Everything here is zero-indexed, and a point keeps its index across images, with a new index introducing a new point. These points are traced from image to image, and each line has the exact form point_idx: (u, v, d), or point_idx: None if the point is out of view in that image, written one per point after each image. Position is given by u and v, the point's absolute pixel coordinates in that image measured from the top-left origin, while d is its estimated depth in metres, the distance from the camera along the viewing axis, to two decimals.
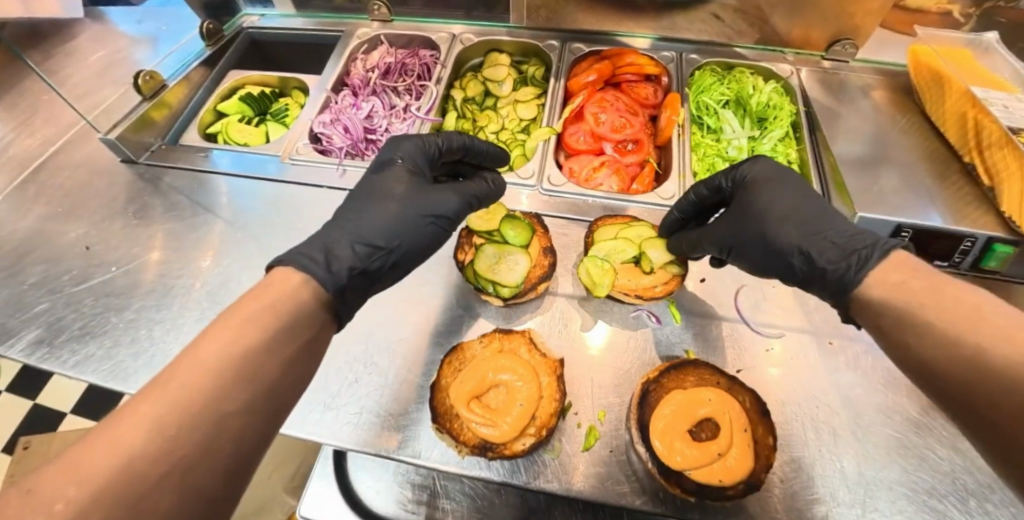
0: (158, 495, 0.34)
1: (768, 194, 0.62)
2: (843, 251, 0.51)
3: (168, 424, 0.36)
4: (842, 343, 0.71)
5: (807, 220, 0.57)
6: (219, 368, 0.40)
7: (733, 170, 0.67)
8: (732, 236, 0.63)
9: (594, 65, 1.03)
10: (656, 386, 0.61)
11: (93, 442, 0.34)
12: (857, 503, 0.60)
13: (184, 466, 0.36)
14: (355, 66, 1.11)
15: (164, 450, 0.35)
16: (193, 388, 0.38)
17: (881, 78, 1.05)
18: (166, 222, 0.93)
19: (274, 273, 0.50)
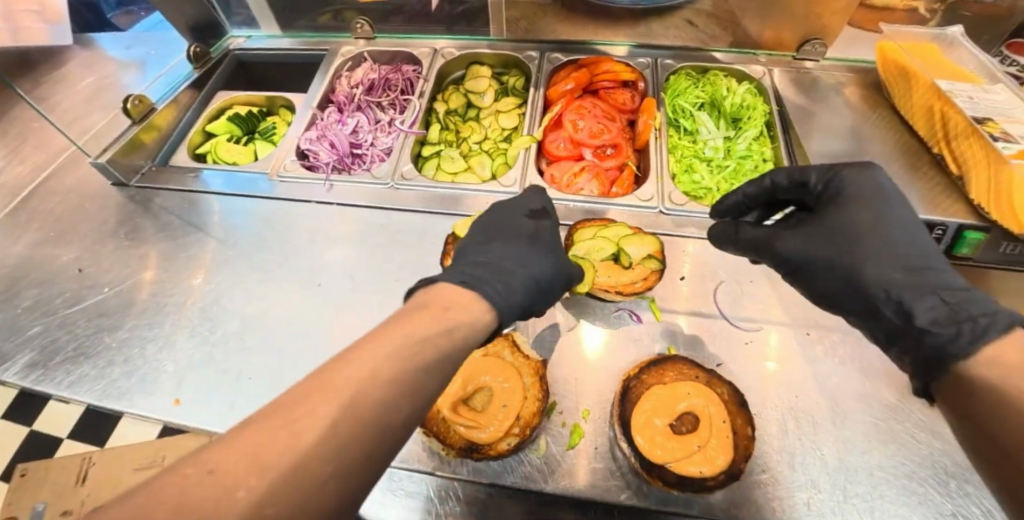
0: (323, 498, 0.32)
1: (875, 216, 0.59)
2: (953, 315, 0.48)
3: (343, 427, 0.34)
4: (819, 333, 0.73)
5: (919, 267, 0.55)
6: (389, 370, 0.38)
7: (830, 172, 0.65)
8: (808, 257, 0.62)
9: (571, 73, 1.06)
10: (637, 382, 0.63)
11: (277, 428, 0.32)
12: (837, 490, 0.61)
13: (348, 472, 0.33)
14: (340, 83, 1.13)
15: (337, 451, 0.33)
16: (366, 394, 0.36)
17: (854, 75, 1.07)
18: (157, 242, 0.95)
19: (444, 290, 0.49)
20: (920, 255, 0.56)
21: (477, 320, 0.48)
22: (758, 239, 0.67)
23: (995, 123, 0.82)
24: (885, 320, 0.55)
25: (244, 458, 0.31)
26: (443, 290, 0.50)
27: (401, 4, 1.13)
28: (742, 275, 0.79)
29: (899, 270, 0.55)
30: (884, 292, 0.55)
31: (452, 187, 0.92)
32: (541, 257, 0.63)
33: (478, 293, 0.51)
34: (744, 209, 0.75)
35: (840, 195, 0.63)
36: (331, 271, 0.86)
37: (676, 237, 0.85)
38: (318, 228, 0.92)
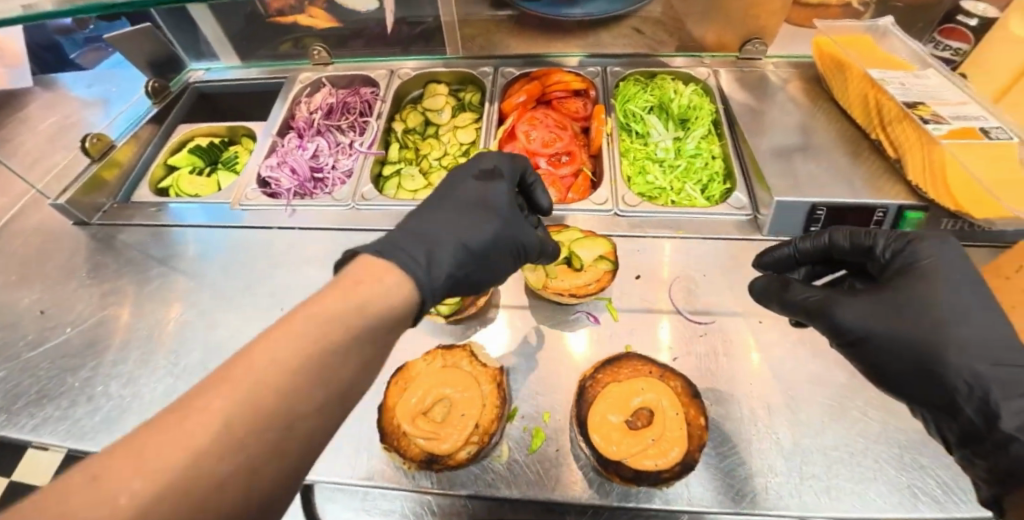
0: (219, 501, 0.31)
1: (954, 292, 0.54)
2: None
3: (241, 425, 0.33)
4: (771, 320, 0.76)
5: (1009, 361, 0.50)
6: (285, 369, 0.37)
7: (901, 239, 0.61)
8: (867, 326, 0.56)
9: (523, 86, 1.09)
10: (593, 381, 0.64)
11: (157, 435, 0.31)
12: (793, 472, 0.63)
13: (252, 465, 0.33)
14: (299, 109, 1.15)
15: (226, 452, 0.32)
16: (266, 387, 0.35)
17: (797, 71, 1.10)
18: (120, 278, 0.95)
19: (361, 265, 0.47)
20: (1002, 339, 0.51)
21: (392, 293, 0.46)
22: (815, 303, 0.60)
23: (925, 107, 0.86)
24: (954, 412, 0.51)
25: (132, 460, 0.30)
26: (373, 259, 0.48)
27: (360, 28, 1.17)
28: (692, 269, 0.82)
29: (988, 362, 0.50)
30: (965, 384, 0.50)
31: (412, 204, 0.94)
32: (487, 225, 0.60)
33: (395, 263, 0.48)
34: (790, 262, 0.70)
35: (916, 266, 0.58)
36: (295, 295, 0.86)
37: (632, 237, 0.87)
38: (281, 254, 0.92)
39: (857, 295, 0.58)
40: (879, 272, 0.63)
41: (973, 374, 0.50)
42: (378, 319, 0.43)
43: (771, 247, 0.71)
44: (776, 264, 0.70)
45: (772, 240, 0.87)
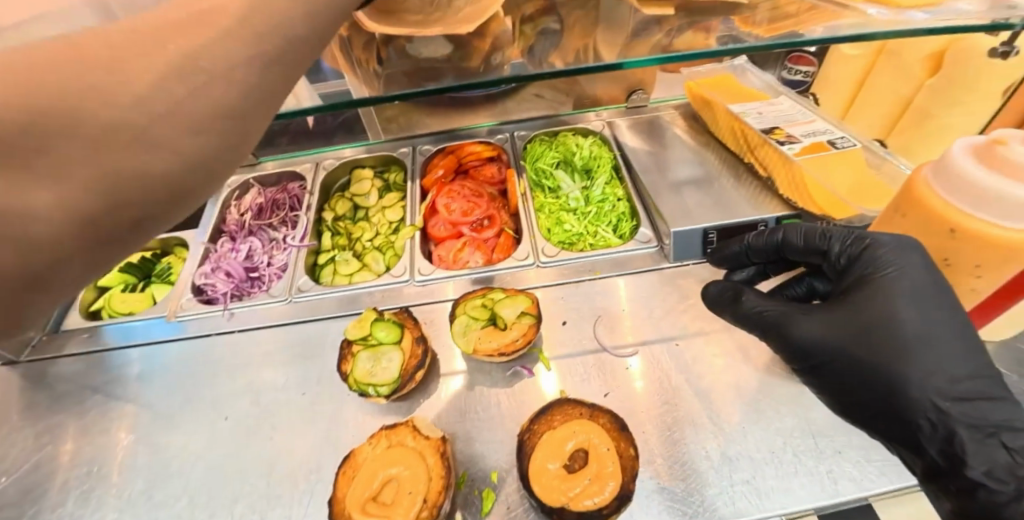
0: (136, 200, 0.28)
1: (922, 315, 0.54)
2: (1010, 468, 0.49)
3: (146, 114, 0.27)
4: (686, 341, 0.85)
5: (973, 395, 0.52)
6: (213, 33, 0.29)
7: (854, 243, 0.61)
8: (829, 353, 0.57)
9: (440, 161, 1.19)
10: (531, 432, 0.68)
11: (94, 55, 0.26)
12: (725, 481, 0.69)
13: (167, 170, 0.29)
14: (230, 212, 1.17)
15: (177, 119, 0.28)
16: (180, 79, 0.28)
17: (679, 110, 1.23)
18: (42, 415, 0.89)
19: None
20: (970, 368, 0.52)
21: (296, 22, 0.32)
22: (774, 321, 0.61)
23: (780, 130, 1.01)
24: (916, 446, 0.54)
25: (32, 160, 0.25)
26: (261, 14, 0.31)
27: (284, 126, 1.20)
28: (612, 306, 0.90)
29: (959, 401, 0.51)
30: (928, 421, 0.52)
31: (348, 288, 0.97)
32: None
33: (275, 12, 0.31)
34: (743, 258, 0.75)
35: (872, 276, 0.57)
36: (239, 400, 0.86)
37: (556, 287, 0.94)
38: (224, 360, 0.91)
39: (812, 311, 0.59)
40: (835, 275, 0.63)
41: (937, 410, 0.52)
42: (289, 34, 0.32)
43: (727, 243, 0.76)
44: (731, 258, 0.75)
45: (679, 267, 0.95)
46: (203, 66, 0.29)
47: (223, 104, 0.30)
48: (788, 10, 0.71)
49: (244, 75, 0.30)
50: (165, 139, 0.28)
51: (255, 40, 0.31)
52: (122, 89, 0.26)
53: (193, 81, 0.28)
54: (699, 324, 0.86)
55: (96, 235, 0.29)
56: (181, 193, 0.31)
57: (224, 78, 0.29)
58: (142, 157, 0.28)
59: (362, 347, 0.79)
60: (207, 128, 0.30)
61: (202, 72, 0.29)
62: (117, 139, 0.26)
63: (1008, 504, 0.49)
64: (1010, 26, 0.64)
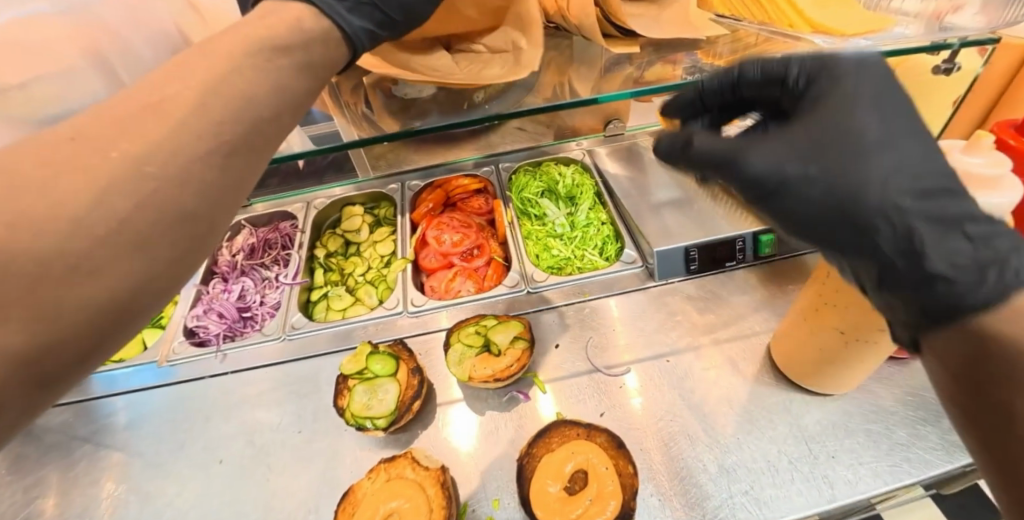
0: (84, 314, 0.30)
1: (882, 116, 0.42)
2: (979, 257, 0.37)
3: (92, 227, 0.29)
4: (676, 357, 0.86)
5: (937, 191, 0.39)
6: (166, 143, 0.32)
7: (820, 57, 0.46)
8: (779, 175, 0.42)
9: (428, 195, 1.23)
10: (530, 456, 0.69)
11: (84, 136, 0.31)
12: (724, 492, 0.70)
13: (121, 284, 0.31)
14: (222, 254, 1.18)
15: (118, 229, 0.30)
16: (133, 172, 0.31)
17: (654, 137, 1.29)
18: (28, 471, 0.86)
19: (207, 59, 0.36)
20: (930, 160, 0.41)
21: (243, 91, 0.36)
22: (718, 152, 0.45)
23: None
24: (872, 257, 0.41)
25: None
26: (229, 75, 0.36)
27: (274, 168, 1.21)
28: (603, 327, 0.92)
29: (922, 194, 0.39)
30: (886, 221, 0.39)
31: (342, 323, 0.98)
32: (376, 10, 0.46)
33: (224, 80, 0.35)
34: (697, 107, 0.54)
35: (835, 88, 0.44)
36: (234, 442, 0.85)
37: (547, 311, 0.96)
38: (218, 402, 0.91)
39: (763, 137, 0.45)
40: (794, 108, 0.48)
41: (897, 211, 0.39)
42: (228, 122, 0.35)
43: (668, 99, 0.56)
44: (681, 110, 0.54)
45: (664, 285, 0.98)
46: (151, 170, 0.31)
47: (168, 214, 0.32)
48: (748, 42, 0.76)
49: (190, 179, 0.33)
50: (107, 262, 0.30)
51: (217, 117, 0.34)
52: (68, 209, 0.28)
53: (144, 188, 0.31)
54: (688, 340, 0.89)
55: (69, 361, 0.30)
56: (122, 311, 0.32)
57: (170, 181, 0.32)
58: (92, 285, 0.29)
59: (358, 381, 0.79)
60: (156, 230, 0.32)
61: (150, 176, 0.31)
62: (53, 271, 0.28)
63: (970, 292, 0.37)
64: (950, 45, 0.70)
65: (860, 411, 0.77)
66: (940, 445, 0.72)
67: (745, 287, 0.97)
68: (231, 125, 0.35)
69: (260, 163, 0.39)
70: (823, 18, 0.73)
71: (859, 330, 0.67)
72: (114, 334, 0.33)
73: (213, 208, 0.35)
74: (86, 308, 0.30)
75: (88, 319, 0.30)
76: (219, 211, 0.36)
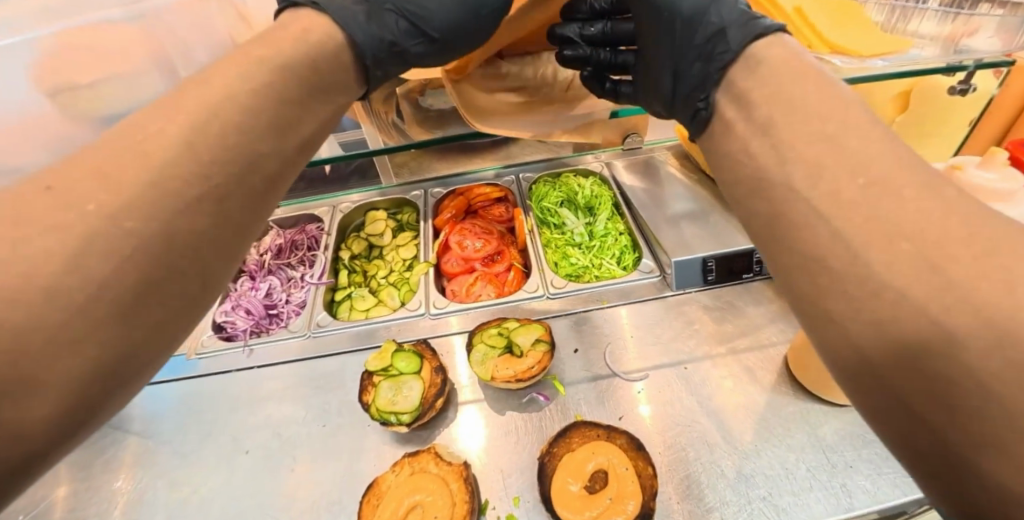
0: (70, 387, 0.29)
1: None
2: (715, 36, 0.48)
3: (74, 290, 0.29)
4: (693, 365, 0.88)
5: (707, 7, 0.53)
6: (155, 195, 0.33)
7: None
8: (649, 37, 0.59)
9: (451, 202, 1.26)
10: (551, 455, 0.70)
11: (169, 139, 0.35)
12: (742, 498, 0.71)
13: (106, 348, 0.30)
14: (250, 253, 1.23)
15: (98, 291, 0.30)
16: (126, 219, 0.31)
17: (673, 151, 1.31)
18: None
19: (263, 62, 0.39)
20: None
21: (243, 123, 0.39)
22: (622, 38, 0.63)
23: None
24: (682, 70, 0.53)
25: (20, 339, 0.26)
26: (238, 102, 0.39)
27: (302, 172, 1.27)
28: (620, 333, 0.94)
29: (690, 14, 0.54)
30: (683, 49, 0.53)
31: (366, 323, 1.00)
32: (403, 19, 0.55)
33: (216, 117, 0.37)
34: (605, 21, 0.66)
35: None
36: (259, 435, 0.87)
37: (566, 317, 0.98)
38: (243, 396, 0.93)
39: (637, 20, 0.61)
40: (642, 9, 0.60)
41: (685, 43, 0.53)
42: (218, 164, 0.37)
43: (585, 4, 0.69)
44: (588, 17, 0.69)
45: (681, 295, 1.00)
46: (129, 227, 0.31)
47: (152, 269, 0.32)
48: None
49: (177, 234, 0.34)
50: (90, 327, 0.29)
51: (215, 151, 0.36)
52: (75, 248, 0.29)
53: (125, 245, 0.31)
54: (705, 348, 0.90)
55: (74, 424, 0.30)
56: (121, 373, 0.32)
57: (157, 238, 0.33)
58: (81, 350, 0.29)
59: (383, 378, 0.82)
60: (138, 289, 0.32)
61: (128, 233, 0.31)
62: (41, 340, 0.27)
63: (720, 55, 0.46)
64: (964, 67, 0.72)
65: None
66: None
67: (762, 299, 0.98)
68: (218, 170, 0.37)
69: (248, 210, 0.39)
70: (843, 41, 0.72)
71: None
72: (110, 398, 0.32)
73: (192, 263, 0.35)
74: (75, 376, 0.29)
75: (84, 383, 0.29)
76: (211, 266, 0.36)
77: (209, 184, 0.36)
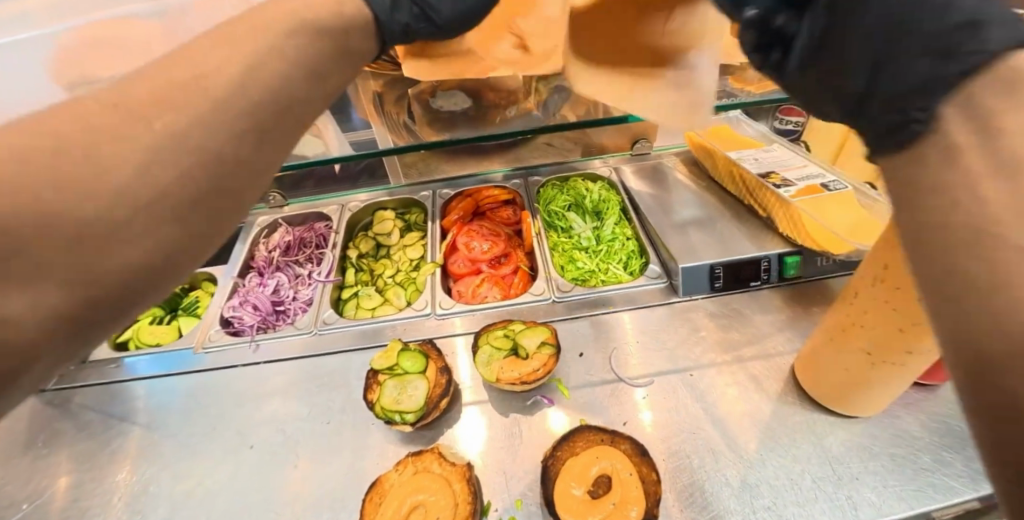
0: (102, 284, 0.28)
1: None
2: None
3: (136, 192, 0.28)
4: (699, 372, 0.88)
5: None
6: (216, 115, 0.32)
7: None
8: None
9: (459, 203, 1.27)
10: (555, 458, 0.70)
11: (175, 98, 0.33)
12: (745, 506, 0.71)
13: (149, 255, 0.30)
14: (259, 249, 1.24)
15: (154, 198, 0.29)
16: (189, 131, 0.30)
17: (681, 157, 1.31)
18: (67, 442, 0.91)
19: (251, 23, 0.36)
20: None
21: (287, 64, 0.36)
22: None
23: (777, 174, 1.07)
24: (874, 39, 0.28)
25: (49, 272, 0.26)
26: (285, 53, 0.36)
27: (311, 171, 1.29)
28: (628, 338, 0.94)
29: None
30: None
31: (372, 321, 1.01)
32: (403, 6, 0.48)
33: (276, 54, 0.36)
34: None
35: None
36: (263, 430, 0.88)
37: (572, 320, 0.98)
38: (247, 390, 0.94)
39: None
40: None
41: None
42: (275, 95, 0.35)
43: None
44: None
45: (687, 301, 1.00)
46: (192, 143, 0.30)
47: (203, 187, 0.32)
48: None
49: (225, 154, 0.32)
50: (142, 230, 0.29)
51: (269, 84, 0.35)
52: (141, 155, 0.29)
53: (183, 163, 0.30)
54: (713, 357, 0.90)
55: (94, 324, 0.30)
56: (154, 271, 0.31)
57: (207, 159, 0.31)
58: (124, 252, 0.29)
59: (388, 377, 0.82)
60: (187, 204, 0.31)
61: (189, 150, 0.30)
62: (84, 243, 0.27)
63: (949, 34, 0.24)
64: None
65: (885, 435, 0.77)
66: (966, 473, 0.72)
67: (769, 307, 0.98)
68: (273, 101, 0.35)
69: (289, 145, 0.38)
70: None
71: (885, 352, 0.68)
72: (131, 304, 0.31)
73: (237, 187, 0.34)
74: (113, 276, 0.29)
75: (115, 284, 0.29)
76: (251, 185, 0.35)
77: (263, 115, 0.34)
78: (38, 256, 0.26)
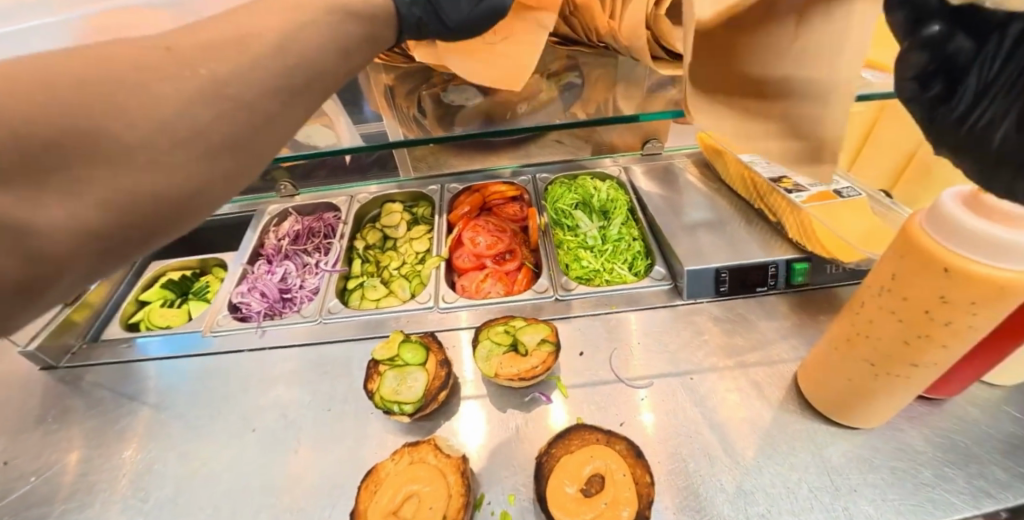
0: (144, 204, 0.32)
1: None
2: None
3: (180, 127, 0.31)
4: (700, 376, 0.87)
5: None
6: (257, 72, 0.34)
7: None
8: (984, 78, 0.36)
9: (467, 198, 1.27)
10: (549, 456, 0.71)
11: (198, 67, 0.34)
12: (739, 512, 0.70)
13: (183, 189, 0.33)
14: (268, 237, 1.26)
15: (191, 135, 0.32)
16: (231, 81, 0.33)
17: (693, 158, 1.30)
18: (77, 418, 0.94)
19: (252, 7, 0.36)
20: None
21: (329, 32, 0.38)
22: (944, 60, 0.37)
23: (789, 180, 1.05)
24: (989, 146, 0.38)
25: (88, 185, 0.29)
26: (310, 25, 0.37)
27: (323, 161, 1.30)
28: (630, 339, 0.93)
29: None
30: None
31: (375, 312, 1.02)
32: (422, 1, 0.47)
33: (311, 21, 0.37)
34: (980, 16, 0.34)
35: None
36: (266, 414, 0.89)
37: (574, 319, 0.98)
38: (252, 375, 0.96)
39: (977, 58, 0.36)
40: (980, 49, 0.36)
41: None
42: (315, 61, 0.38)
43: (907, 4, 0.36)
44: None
45: (691, 304, 0.99)
46: (228, 93, 0.33)
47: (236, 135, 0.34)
48: None
49: (257, 108, 0.35)
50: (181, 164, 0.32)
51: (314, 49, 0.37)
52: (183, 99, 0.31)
53: (219, 108, 0.33)
54: (715, 362, 0.89)
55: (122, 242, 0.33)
56: (188, 201, 0.34)
57: (243, 105, 0.34)
58: (151, 181, 0.31)
59: (389, 368, 0.83)
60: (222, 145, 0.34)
61: (227, 98, 0.33)
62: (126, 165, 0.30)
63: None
64: None
65: (887, 448, 0.76)
66: (968, 489, 0.70)
67: (774, 314, 0.96)
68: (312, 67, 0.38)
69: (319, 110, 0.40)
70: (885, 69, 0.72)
71: (890, 363, 0.67)
72: (161, 229, 0.34)
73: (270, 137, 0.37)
74: (149, 200, 0.32)
75: (147, 206, 0.32)
76: (278, 141, 0.38)
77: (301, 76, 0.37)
78: (79, 169, 0.29)
